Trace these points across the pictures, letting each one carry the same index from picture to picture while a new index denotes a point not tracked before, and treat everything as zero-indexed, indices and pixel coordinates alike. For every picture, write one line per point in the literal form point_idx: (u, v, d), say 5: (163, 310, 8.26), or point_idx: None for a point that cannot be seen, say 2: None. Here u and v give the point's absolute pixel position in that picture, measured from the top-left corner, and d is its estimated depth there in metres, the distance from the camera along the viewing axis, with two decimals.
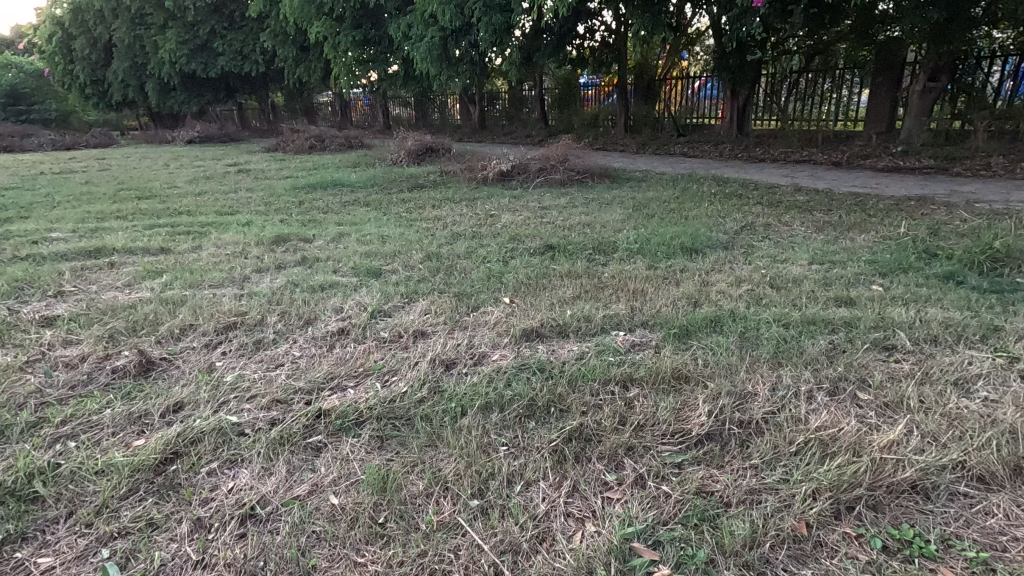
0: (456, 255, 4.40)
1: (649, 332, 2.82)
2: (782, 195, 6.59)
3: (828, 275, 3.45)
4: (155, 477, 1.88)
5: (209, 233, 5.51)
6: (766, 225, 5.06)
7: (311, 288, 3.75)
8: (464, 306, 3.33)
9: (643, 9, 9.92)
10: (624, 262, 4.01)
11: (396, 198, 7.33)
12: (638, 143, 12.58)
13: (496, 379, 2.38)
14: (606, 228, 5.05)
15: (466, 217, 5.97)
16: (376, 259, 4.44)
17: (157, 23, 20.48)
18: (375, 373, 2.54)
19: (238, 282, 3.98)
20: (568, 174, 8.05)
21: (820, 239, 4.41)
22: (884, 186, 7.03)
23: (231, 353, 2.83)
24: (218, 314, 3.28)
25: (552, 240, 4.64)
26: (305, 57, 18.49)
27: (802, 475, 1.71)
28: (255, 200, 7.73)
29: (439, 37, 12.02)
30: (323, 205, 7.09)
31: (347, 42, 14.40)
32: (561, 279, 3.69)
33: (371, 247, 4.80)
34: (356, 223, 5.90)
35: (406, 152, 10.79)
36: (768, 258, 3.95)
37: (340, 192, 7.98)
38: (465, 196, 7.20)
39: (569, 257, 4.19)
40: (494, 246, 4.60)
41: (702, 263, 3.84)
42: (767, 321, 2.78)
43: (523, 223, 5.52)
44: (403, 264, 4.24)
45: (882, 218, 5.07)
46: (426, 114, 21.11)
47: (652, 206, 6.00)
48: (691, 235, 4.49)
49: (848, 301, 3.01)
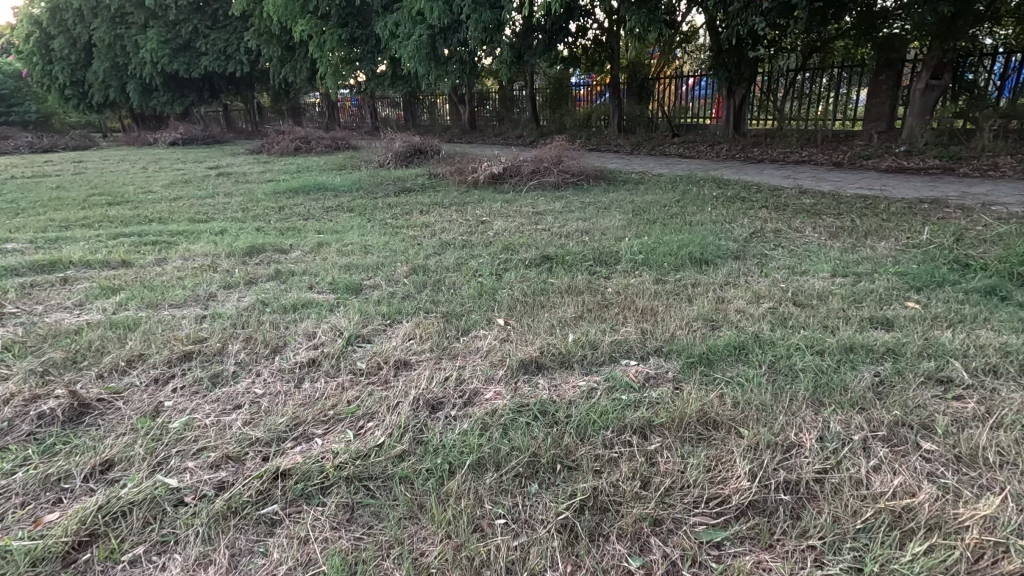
0: (445, 267, 4.05)
1: (665, 362, 2.48)
2: (787, 198, 6.27)
3: (856, 290, 3.12)
4: (61, 570, 1.50)
5: (178, 244, 5.11)
6: (776, 231, 4.75)
7: (282, 308, 3.37)
8: (452, 328, 2.97)
9: (638, 6, 9.63)
10: (629, 275, 3.66)
11: (383, 202, 6.96)
12: (633, 143, 12.27)
13: (492, 426, 2.03)
14: (606, 235, 4.71)
15: (456, 223, 5.62)
16: (357, 272, 4.07)
17: (137, 22, 19.93)
18: (348, 418, 2.17)
19: (202, 301, 3.59)
20: (562, 176, 7.71)
21: (837, 247, 4.09)
22: (893, 188, 6.72)
23: (182, 391, 2.45)
24: (173, 341, 2.89)
25: (548, 250, 4.29)
26: (290, 57, 18.02)
27: (879, 566, 1.37)
28: (233, 205, 7.33)
29: (428, 35, 11.64)
30: (305, 211, 6.70)
31: (333, 41, 13.96)
32: (560, 296, 3.34)
33: (353, 258, 4.42)
34: (338, 231, 5.53)
35: (393, 154, 10.42)
36: (785, 269, 3.62)
37: (324, 197, 7.59)
38: (455, 201, 6.84)
39: (567, 270, 3.84)
40: (486, 257, 4.24)
41: (713, 276, 3.50)
42: (799, 348, 2.44)
43: (517, 230, 5.16)
44: (386, 278, 3.89)
45: (898, 223, 4.77)
46: (415, 114, 20.71)
47: (653, 211, 5.67)
48: (698, 243, 4.15)
49: (886, 323, 2.67)
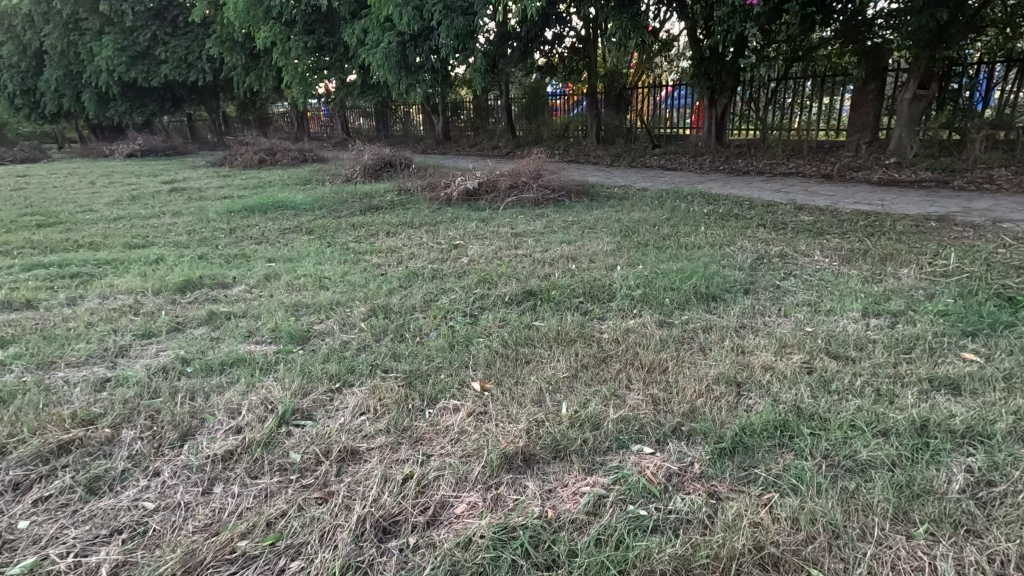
0: (412, 307, 3.46)
1: (688, 447, 1.93)
2: (783, 215, 5.87)
3: (899, 337, 2.64)
4: None
5: (103, 277, 4.41)
6: (780, 255, 4.31)
7: (206, 368, 2.72)
8: (416, 397, 2.38)
9: (619, 11, 9.19)
10: (628, 317, 3.12)
11: (346, 222, 6.34)
12: (613, 155, 11.85)
13: (467, 570, 1.47)
14: (595, 262, 4.18)
15: (426, 248, 5.03)
16: (306, 315, 3.45)
17: (92, 28, 18.88)
18: (265, 555, 1.57)
19: (110, 357, 2.93)
20: (542, 192, 7.18)
21: (855, 277, 3.63)
22: (892, 202, 6.37)
23: (42, 507, 1.81)
24: (51, 423, 2.23)
25: (530, 282, 3.74)
26: (255, 65, 17.27)
27: None
28: (179, 227, 6.61)
29: (398, 42, 11.07)
30: (259, 234, 6.04)
31: (298, 48, 13.28)
32: (546, 347, 2.78)
33: (303, 295, 3.80)
34: (292, 258, 4.88)
35: (362, 168, 9.79)
36: (806, 307, 3.12)
37: (282, 216, 6.93)
38: (427, 220, 6.26)
39: (553, 309, 3.29)
40: (458, 293, 3.66)
41: (726, 318, 2.98)
42: (858, 429, 1.92)
43: (495, 257, 4.61)
44: (340, 321, 3.28)
45: (912, 247, 4.36)
46: (388, 124, 20.08)
47: (643, 232, 5.17)
48: (702, 274, 3.64)
49: (952, 385, 2.18)
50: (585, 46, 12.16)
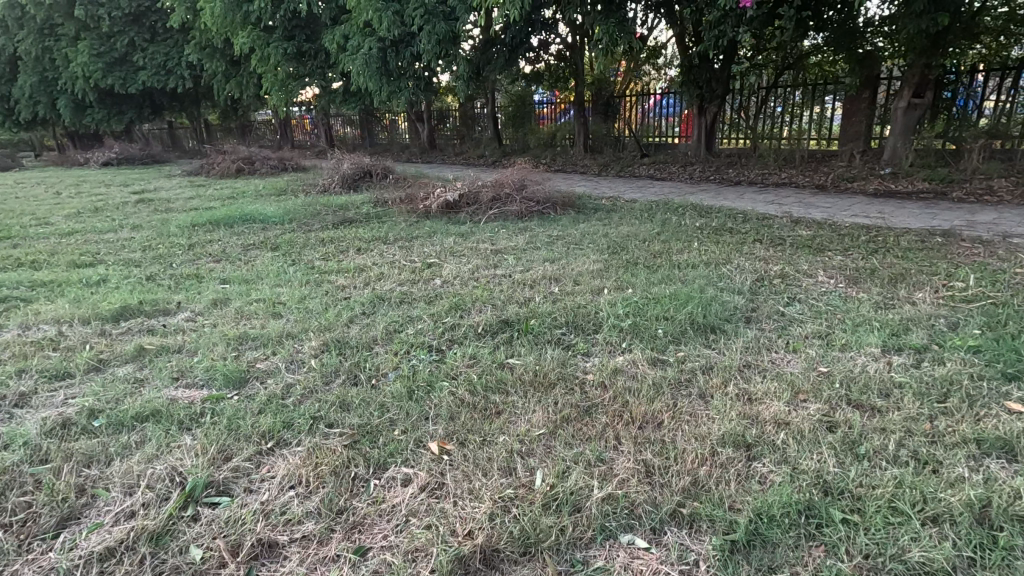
0: (372, 339, 3.04)
1: (691, 542, 1.55)
2: (780, 229, 5.54)
3: (928, 379, 2.29)
4: None
5: (33, 303, 3.94)
6: (780, 275, 3.96)
7: (116, 423, 2.28)
8: (360, 463, 1.97)
9: (607, 16, 8.86)
10: (616, 354, 2.73)
11: (315, 238, 5.92)
12: (600, 164, 11.54)
13: None
14: (580, 284, 3.81)
15: (397, 267, 4.62)
16: (251, 349, 3.03)
17: (66, 35, 18.27)
18: None
19: (5, 408, 2.47)
20: (526, 204, 6.81)
21: (865, 302, 3.29)
22: (892, 215, 6.07)
23: None
24: None
25: (508, 309, 3.34)
26: (235, 72, 16.79)
27: None
28: (135, 242, 6.13)
29: (378, 48, 10.68)
30: (220, 250, 5.60)
31: (278, 54, 12.85)
32: (522, 393, 2.38)
33: (251, 324, 3.37)
34: (249, 280, 4.45)
35: (339, 178, 9.38)
36: (817, 341, 2.75)
37: (248, 230, 6.48)
38: (402, 235, 5.86)
39: (531, 342, 2.89)
40: (427, 322, 3.26)
41: (727, 355, 2.60)
42: (901, 514, 1.55)
43: (471, 277, 4.22)
44: (286, 359, 2.86)
45: (922, 267, 4.03)
46: (372, 133, 19.70)
47: (632, 249, 4.81)
48: (698, 300, 3.26)
49: (1005, 450, 1.82)
50: (572, 53, 11.88)
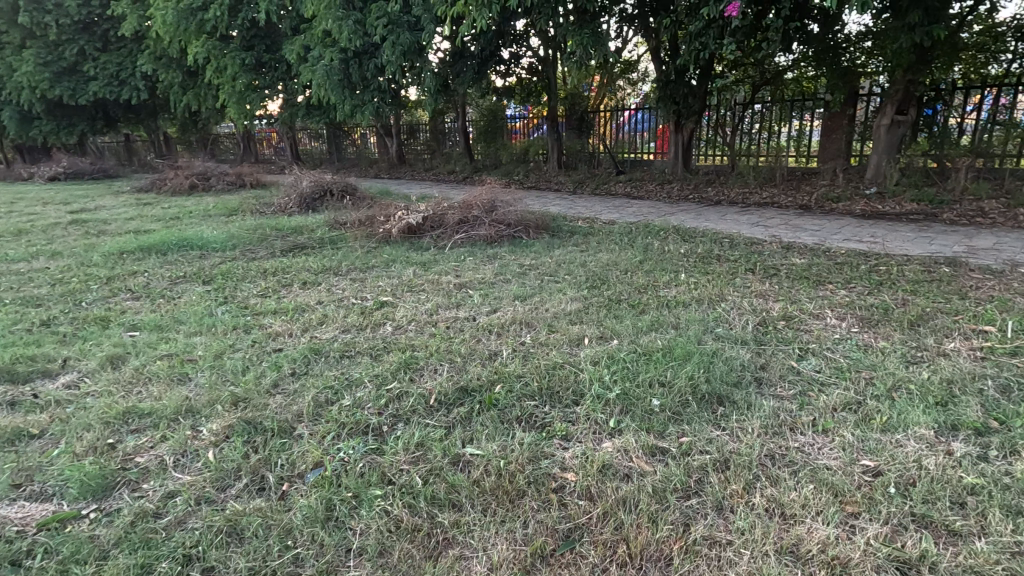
0: (293, 418, 2.38)
1: None
2: (772, 256, 5.08)
3: (1010, 482, 1.76)
4: None
5: None
6: (783, 316, 3.45)
7: None
8: None
9: (582, 27, 8.37)
10: (603, 439, 2.13)
11: (257, 268, 5.22)
12: (575, 181, 11.06)
13: None
14: (556, 332, 3.22)
15: (344, 308, 3.97)
16: (133, 434, 2.34)
17: (10, 42, 17.09)
18: None
19: None
20: (494, 228, 6.22)
21: (891, 355, 2.78)
22: (887, 239, 5.67)
23: None
24: None
25: (468, 370, 2.73)
26: (193, 83, 15.90)
27: None
28: (49, 275, 5.32)
29: (340, 59, 10.04)
30: (143, 284, 4.85)
31: (235, 64, 12.09)
32: (481, 509, 1.77)
33: (147, 393, 2.68)
34: (165, 325, 3.74)
35: (296, 198, 8.69)
36: (854, 417, 2.20)
37: (184, 259, 5.74)
38: (357, 264, 5.23)
39: (495, 421, 2.28)
40: (367, 388, 2.62)
41: (746, 442, 2.04)
42: None
43: (429, 321, 3.61)
44: (176, 450, 2.18)
45: (940, 305, 3.56)
46: (339, 147, 18.97)
47: (613, 283, 4.26)
48: (698, 357, 2.70)
49: None
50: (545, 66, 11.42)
